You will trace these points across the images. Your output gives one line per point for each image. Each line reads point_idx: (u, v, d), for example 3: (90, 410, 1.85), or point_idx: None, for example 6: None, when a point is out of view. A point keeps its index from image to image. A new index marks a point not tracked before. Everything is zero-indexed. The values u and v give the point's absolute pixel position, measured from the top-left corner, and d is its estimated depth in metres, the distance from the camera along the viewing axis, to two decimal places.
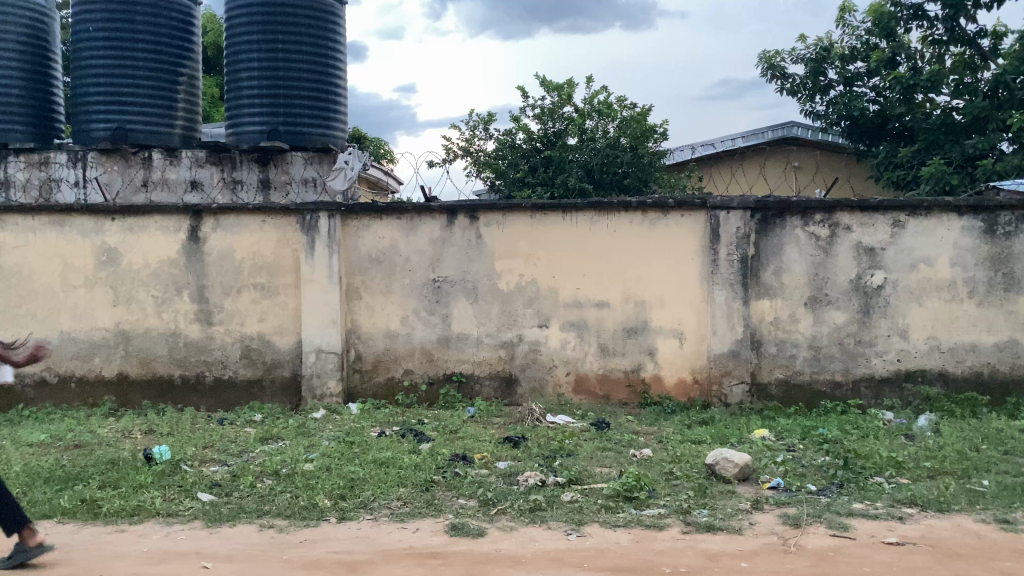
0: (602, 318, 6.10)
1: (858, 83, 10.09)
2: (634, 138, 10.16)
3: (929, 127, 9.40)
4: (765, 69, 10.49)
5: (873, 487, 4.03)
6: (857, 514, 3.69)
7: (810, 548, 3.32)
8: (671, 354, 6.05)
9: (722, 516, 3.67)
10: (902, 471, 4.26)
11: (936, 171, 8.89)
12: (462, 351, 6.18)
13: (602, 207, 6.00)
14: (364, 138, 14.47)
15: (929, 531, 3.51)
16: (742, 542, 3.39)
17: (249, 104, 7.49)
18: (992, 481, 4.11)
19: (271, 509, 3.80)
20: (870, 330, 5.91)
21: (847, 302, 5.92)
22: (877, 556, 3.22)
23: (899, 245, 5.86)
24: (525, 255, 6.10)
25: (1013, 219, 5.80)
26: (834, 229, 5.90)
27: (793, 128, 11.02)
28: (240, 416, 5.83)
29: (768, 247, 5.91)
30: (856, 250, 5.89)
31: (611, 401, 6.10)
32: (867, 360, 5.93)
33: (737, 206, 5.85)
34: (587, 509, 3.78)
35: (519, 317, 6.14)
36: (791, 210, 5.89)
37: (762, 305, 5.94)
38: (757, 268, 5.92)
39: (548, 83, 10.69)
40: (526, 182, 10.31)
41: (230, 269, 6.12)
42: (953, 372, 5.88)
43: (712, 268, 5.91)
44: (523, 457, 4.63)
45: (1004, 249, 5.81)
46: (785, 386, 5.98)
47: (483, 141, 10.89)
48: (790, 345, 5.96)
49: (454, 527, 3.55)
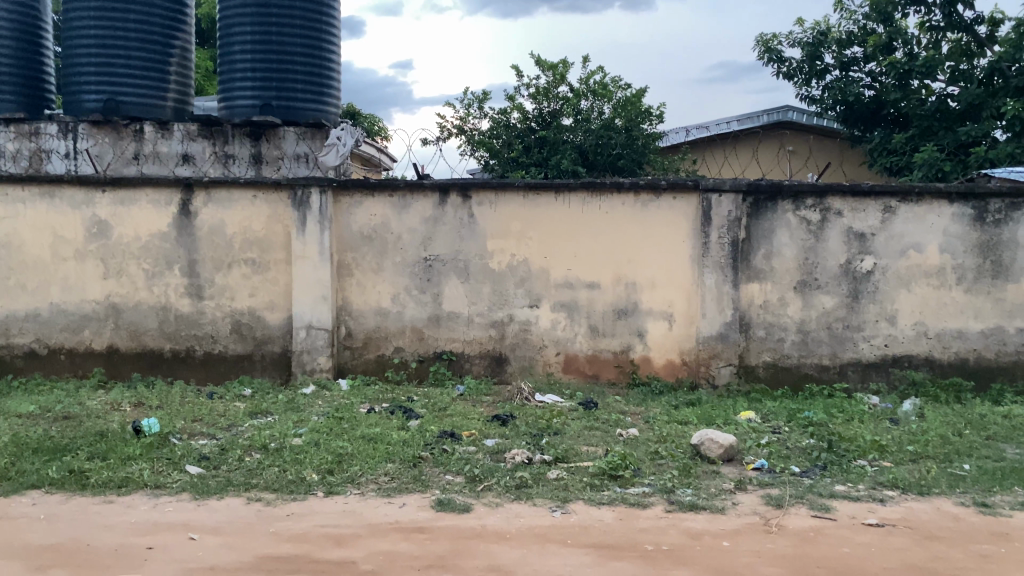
0: (593, 299, 6.12)
1: (855, 68, 10.09)
2: (630, 119, 10.11)
3: (923, 113, 9.46)
4: (762, 52, 10.46)
5: (856, 469, 4.08)
6: (839, 496, 3.74)
7: (791, 528, 3.37)
8: (661, 336, 6.08)
9: (706, 496, 3.71)
10: (884, 454, 4.32)
11: (927, 158, 8.98)
12: (453, 329, 6.20)
13: (594, 188, 6.00)
14: (359, 115, 14.38)
15: (910, 514, 3.55)
16: (725, 521, 3.43)
17: (242, 77, 7.44)
18: (974, 465, 4.17)
19: (259, 483, 3.82)
20: (858, 314, 5.95)
21: (836, 287, 5.95)
22: (858, 538, 3.26)
23: (890, 231, 5.89)
24: (517, 234, 6.11)
25: (1003, 207, 5.83)
26: (825, 214, 5.91)
27: (789, 112, 10.96)
28: (230, 391, 5.85)
29: (759, 231, 5.93)
30: (846, 236, 5.91)
31: (600, 381, 6.15)
32: (855, 345, 5.97)
33: (730, 189, 5.85)
34: (573, 486, 3.81)
35: (510, 296, 6.16)
36: (783, 194, 5.89)
37: (751, 288, 5.97)
38: (747, 252, 5.94)
39: (543, 62, 10.64)
40: (520, 162, 10.31)
41: (221, 244, 6.11)
42: (939, 358, 5.93)
43: (703, 251, 5.93)
44: (511, 435, 4.66)
45: (993, 237, 5.85)
46: (773, 369, 6.02)
47: (478, 120, 10.84)
48: (779, 329, 6.00)
49: (440, 502, 3.58)
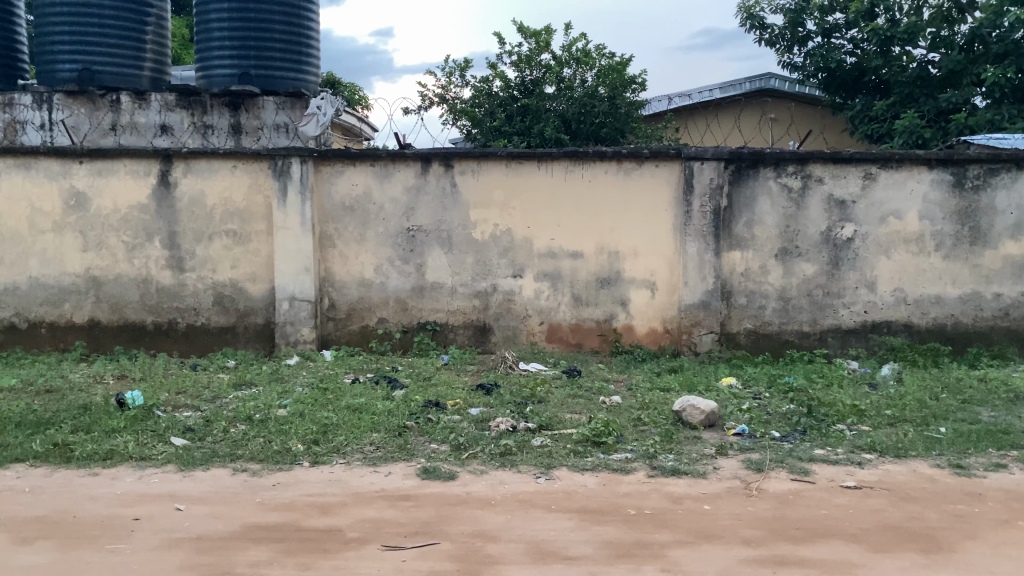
0: (576, 268, 6.13)
1: (837, 35, 10.06)
2: (613, 87, 10.07)
3: (904, 80, 9.48)
4: (744, 19, 10.41)
5: (835, 433, 4.15)
6: (818, 460, 3.81)
7: (771, 491, 3.43)
8: (643, 305, 6.12)
9: (688, 461, 3.77)
10: (863, 418, 4.39)
11: (908, 125, 9.05)
12: (436, 300, 6.20)
13: (576, 157, 5.98)
14: (339, 84, 14.23)
15: (887, 476, 3.62)
16: (706, 486, 3.49)
17: (220, 46, 7.33)
18: (950, 428, 4.24)
19: (244, 454, 3.84)
20: (839, 281, 6.01)
21: (817, 255, 5.99)
22: (836, 500, 3.33)
23: (870, 198, 5.92)
24: (500, 204, 6.09)
25: (981, 173, 5.87)
26: (806, 181, 5.93)
27: (770, 80, 10.97)
28: (213, 362, 5.85)
29: (740, 198, 5.95)
30: (827, 203, 5.94)
31: (583, 349, 6.19)
32: (836, 312, 6.03)
33: (712, 157, 5.86)
34: (556, 453, 3.85)
35: (493, 266, 6.16)
36: (764, 162, 5.90)
37: (733, 256, 6.01)
38: (729, 219, 5.96)
39: (525, 29, 10.54)
40: (502, 131, 10.24)
41: (201, 215, 6.06)
42: (918, 324, 6.01)
43: (685, 219, 5.95)
44: (495, 404, 4.70)
45: (971, 203, 5.90)
46: (754, 336, 6.08)
47: (460, 89, 10.75)
48: (760, 296, 6.05)
49: (425, 470, 3.62)
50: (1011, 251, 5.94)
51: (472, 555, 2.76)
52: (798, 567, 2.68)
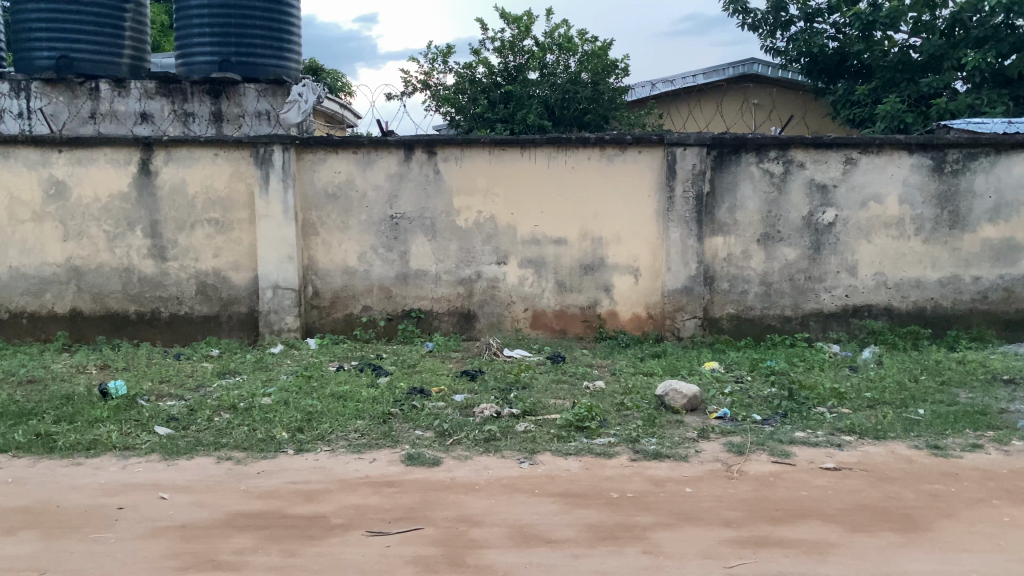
0: (560, 254, 6.15)
1: (819, 20, 10.08)
2: (596, 72, 10.04)
3: (886, 64, 9.55)
4: (727, 3, 10.41)
5: (815, 416, 4.20)
6: (798, 442, 3.85)
7: (752, 474, 3.47)
8: (627, 290, 6.15)
9: (670, 445, 3.81)
10: (843, 401, 4.44)
11: (889, 110, 9.12)
12: (421, 287, 6.20)
13: (559, 144, 5.98)
14: (322, 70, 14.12)
15: (866, 458, 3.67)
16: (688, 469, 3.53)
17: (200, 33, 7.28)
18: (928, 410, 4.30)
19: (229, 442, 3.84)
20: (820, 266, 6.06)
21: (798, 239, 6.04)
22: (815, 481, 3.37)
23: (851, 182, 5.96)
24: (483, 190, 6.09)
25: (961, 157, 5.92)
26: (787, 166, 5.96)
27: (753, 65, 11.04)
28: (197, 351, 5.84)
29: (722, 184, 5.98)
30: (808, 188, 5.98)
31: (568, 335, 6.22)
32: (817, 296, 6.09)
33: (694, 143, 5.88)
34: (540, 438, 3.88)
35: (477, 254, 6.17)
36: (746, 147, 5.93)
37: (715, 242, 6.05)
38: (711, 205, 6.00)
39: (508, 15, 10.49)
40: (486, 118, 10.23)
41: (183, 204, 6.03)
42: (898, 307, 6.07)
43: (668, 205, 5.98)
44: (480, 390, 4.72)
45: (950, 187, 5.95)
46: (736, 320, 6.13)
47: (443, 75, 10.70)
48: (742, 281, 6.09)
49: (410, 457, 3.63)
50: (989, 235, 6.00)
51: (456, 540, 2.79)
52: (777, 547, 2.71)
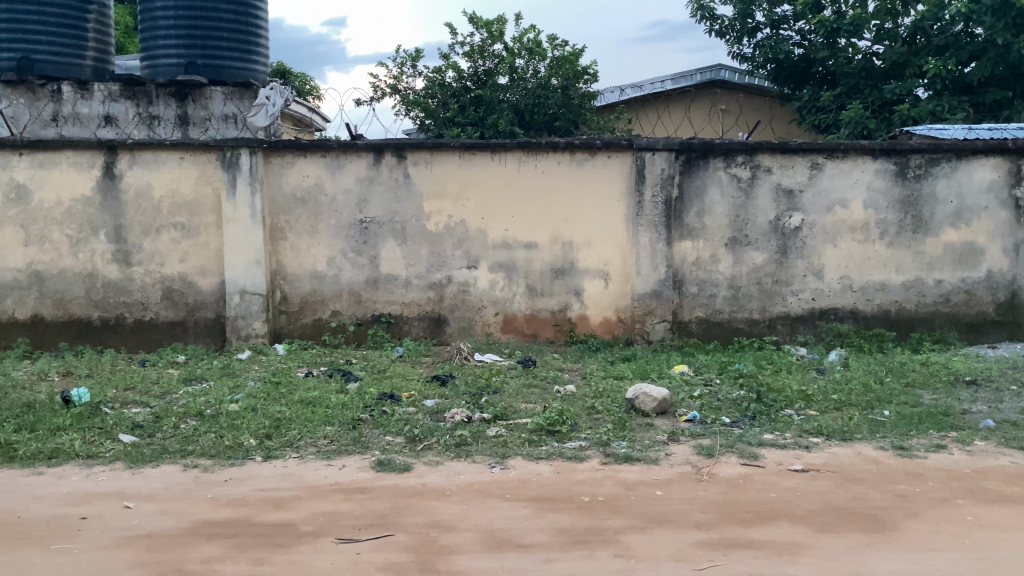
0: (531, 259, 6.15)
1: (785, 26, 10.23)
2: (566, 78, 10.12)
3: (850, 71, 9.73)
4: (695, 10, 10.52)
5: (783, 419, 4.25)
6: (767, 444, 3.88)
7: (721, 476, 3.49)
8: (597, 294, 6.17)
9: (640, 448, 3.82)
10: (810, 404, 4.49)
11: (853, 116, 9.31)
12: (391, 291, 6.17)
13: (529, 148, 5.99)
14: (289, 74, 14.01)
15: (833, 459, 3.71)
16: (658, 472, 3.54)
17: (165, 34, 7.18)
18: (893, 411, 4.37)
19: (195, 449, 3.78)
20: (787, 270, 6.13)
21: (766, 244, 6.10)
22: (784, 483, 3.41)
23: (817, 187, 6.05)
24: (454, 195, 6.08)
25: (923, 162, 6.03)
26: (755, 171, 6.03)
27: (720, 72, 11.18)
28: (163, 358, 5.75)
29: (691, 188, 6.03)
30: (775, 193, 6.05)
31: (538, 339, 6.22)
32: (784, 299, 6.16)
33: (663, 148, 5.93)
34: (511, 442, 3.88)
35: (447, 258, 6.15)
36: (714, 152, 5.99)
37: (684, 246, 6.09)
38: (679, 209, 6.04)
39: (477, 20, 10.49)
40: (455, 122, 10.24)
41: (148, 208, 5.94)
42: (863, 310, 6.16)
43: (637, 209, 6.02)
44: (450, 395, 4.70)
45: (913, 192, 6.05)
46: (705, 324, 6.18)
47: (412, 79, 10.68)
48: (710, 285, 6.14)
49: (380, 463, 3.60)
50: (951, 239, 6.11)
51: (427, 546, 2.77)
52: (748, 549, 2.73)
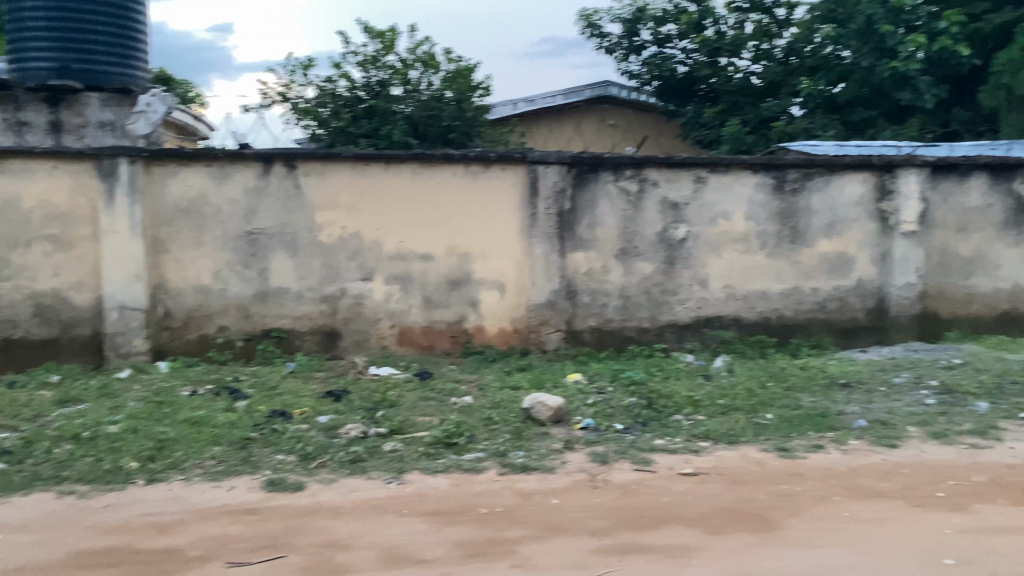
0: (426, 270, 6.12)
1: (669, 45, 10.60)
2: (461, 91, 10.11)
3: (730, 89, 10.35)
4: (584, 27, 10.76)
5: (673, 424, 4.38)
6: (658, 449, 3.99)
7: (615, 482, 3.56)
8: (493, 305, 6.19)
9: (537, 457, 3.86)
10: (698, 409, 4.66)
11: (735, 133, 9.84)
12: (282, 305, 6.00)
13: (423, 159, 5.98)
14: (171, 80, 13.48)
15: (720, 462, 3.85)
16: (554, 480, 3.58)
17: (35, 37, 6.76)
18: (775, 414, 4.57)
19: (71, 475, 3.57)
20: (675, 279, 6.33)
21: (654, 254, 6.29)
22: (675, 487, 3.51)
23: (701, 200, 6.28)
24: (347, 206, 5.99)
25: (798, 177, 6.36)
26: (643, 184, 6.22)
27: (609, 87, 11.38)
28: (34, 378, 5.41)
29: (583, 201, 6.15)
30: (662, 206, 6.25)
31: (434, 351, 6.17)
32: (672, 308, 6.35)
33: (555, 161, 6.04)
34: (408, 457, 3.85)
35: (340, 270, 6.04)
36: (604, 166, 6.13)
37: (577, 257, 6.21)
38: (572, 221, 6.16)
39: (370, 31, 10.39)
40: (348, 133, 10.07)
41: (17, 220, 5.58)
42: (746, 318, 6.43)
43: (531, 221, 6.11)
44: (344, 410, 4.61)
45: (790, 205, 6.37)
46: (598, 333, 6.30)
47: (302, 88, 10.44)
48: (603, 295, 6.27)
49: (272, 483, 3.50)
50: (824, 250, 6.45)
51: (323, 566, 2.71)
52: (642, 554, 2.80)
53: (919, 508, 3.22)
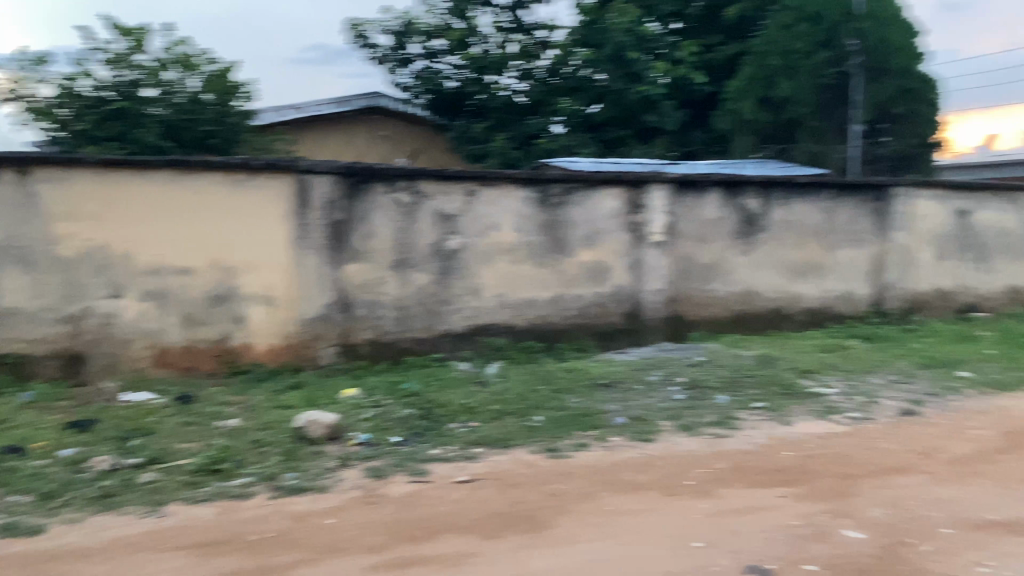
0: (186, 286, 5.72)
1: (437, 59, 10.76)
2: (221, 93, 9.61)
3: (496, 106, 10.90)
4: (354, 36, 10.64)
5: (448, 433, 4.45)
6: (433, 459, 4.03)
7: (391, 496, 3.54)
8: (261, 321, 5.91)
9: (310, 477, 3.74)
10: (472, 416, 4.76)
11: (501, 147, 10.68)
12: (14, 328, 5.38)
13: (180, 166, 5.62)
14: None
15: (494, 467, 3.95)
16: (329, 499, 3.49)
17: None
18: (544, 417, 4.77)
19: None
20: (448, 290, 6.42)
21: (427, 266, 6.34)
22: (450, 495, 3.55)
23: (472, 213, 6.43)
24: (92, 216, 5.48)
25: (562, 191, 6.70)
26: (415, 196, 6.25)
27: (378, 99, 11.28)
28: None
29: (355, 212, 6.07)
30: (434, 217, 6.32)
31: (196, 371, 5.80)
32: (446, 318, 6.43)
33: (325, 171, 5.91)
34: (168, 487, 3.58)
35: (86, 287, 5.50)
36: (375, 177, 6.10)
37: (350, 269, 6.10)
38: (344, 233, 6.05)
39: (118, 27, 9.61)
40: (92, 137, 9.21)
41: None
42: (516, 325, 6.66)
43: (300, 233, 5.92)
44: (93, 442, 4.20)
45: (554, 217, 6.70)
46: (373, 346, 6.24)
47: (36, 85, 9.41)
48: (377, 307, 6.22)
49: (3, 530, 3.10)
50: (586, 259, 6.85)
51: None
52: (418, 567, 2.79)
53: (672, 497, 3.50)
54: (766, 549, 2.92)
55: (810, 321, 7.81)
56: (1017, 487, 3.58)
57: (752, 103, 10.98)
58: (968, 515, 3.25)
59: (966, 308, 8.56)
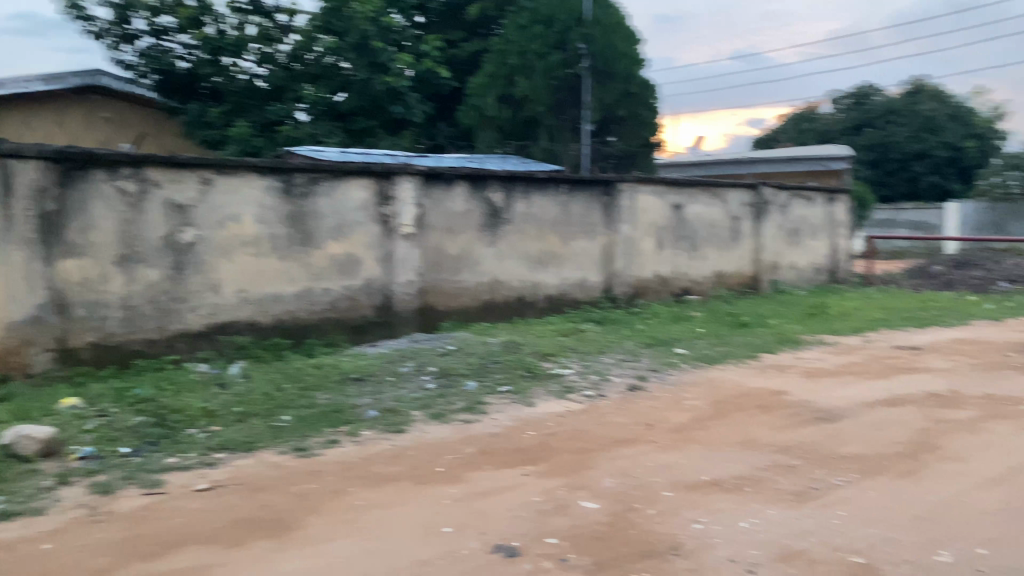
0: None
1: (167, 37, 10.00)
2: None
3: (230, 90, 12.03)
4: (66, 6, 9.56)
5: (186, 439, 4.17)
6: (170, 468, 3.75)
7: (121, 512, 3.25)
8: None
9: (21, 500, 3.32)
10: (213, 420, 4.51)
11: (242, 133, 11.51)
12: None
13: None
14: None
15: (238, 471, 3.77)
16: (44, 522, 3.13)
17: None
18: (292, 415, 4.63)
19: None
20: (183, 286, 5.98)
21: (158, 260, 5.87)
22: (189, 505, 3.33)
23: (208, 203, 6.05)
24: None
25: (306, 181, 6.52)
26: (142, 184, 5.76)
27: (98, 76, 10.31)
28: None
29: (71, 201, 5.46)
30: (165, 208, 5.87)
31: None
32: (182, 316, 5.99)
33: (33, 154, 5.26)
34: None
35: None
36: (96, 162, 5.54)
37: (67, 265, 5.47)
38: (57, 225, 5.41)
39: None
40: None
41: None
42: (260, 321, 6.37)
43: (4, 225, 5.18)
44: None
45: (298, 208, 6.50)
46: (97, 350, 5.64)
47: None
48: (101, 307, 5.64)
49: None
50: (334, 251, 6.71)
51: None
52: None
53: (422, 485, 3.54)
54: (511, 528, 3.05)
55: (550, 308, 8.25)
56: (724, 449, 4.06)
57: (495, 98, 12.87)
58: (685, 477, 3.62)
59: (682, 292, 9.53)
